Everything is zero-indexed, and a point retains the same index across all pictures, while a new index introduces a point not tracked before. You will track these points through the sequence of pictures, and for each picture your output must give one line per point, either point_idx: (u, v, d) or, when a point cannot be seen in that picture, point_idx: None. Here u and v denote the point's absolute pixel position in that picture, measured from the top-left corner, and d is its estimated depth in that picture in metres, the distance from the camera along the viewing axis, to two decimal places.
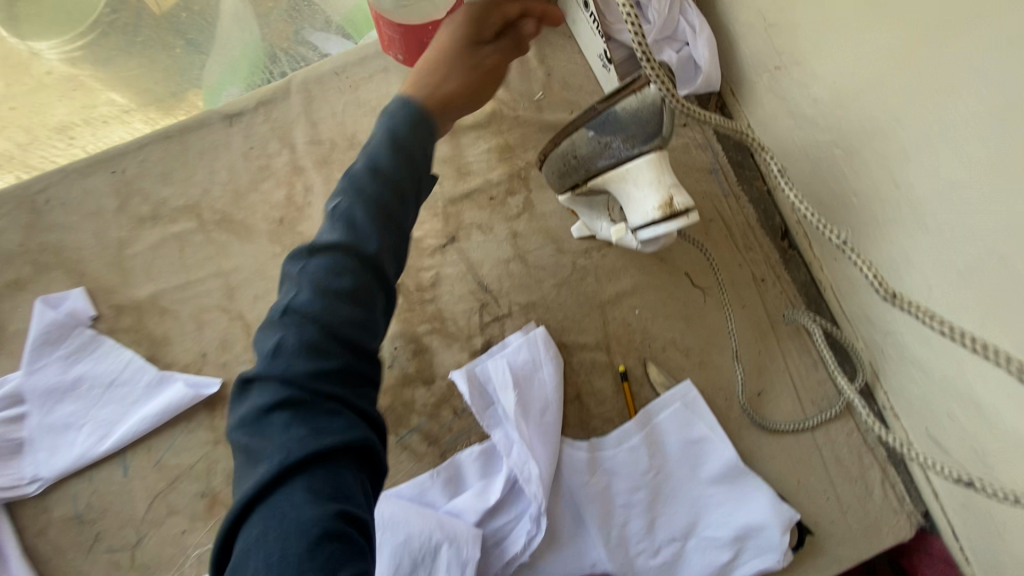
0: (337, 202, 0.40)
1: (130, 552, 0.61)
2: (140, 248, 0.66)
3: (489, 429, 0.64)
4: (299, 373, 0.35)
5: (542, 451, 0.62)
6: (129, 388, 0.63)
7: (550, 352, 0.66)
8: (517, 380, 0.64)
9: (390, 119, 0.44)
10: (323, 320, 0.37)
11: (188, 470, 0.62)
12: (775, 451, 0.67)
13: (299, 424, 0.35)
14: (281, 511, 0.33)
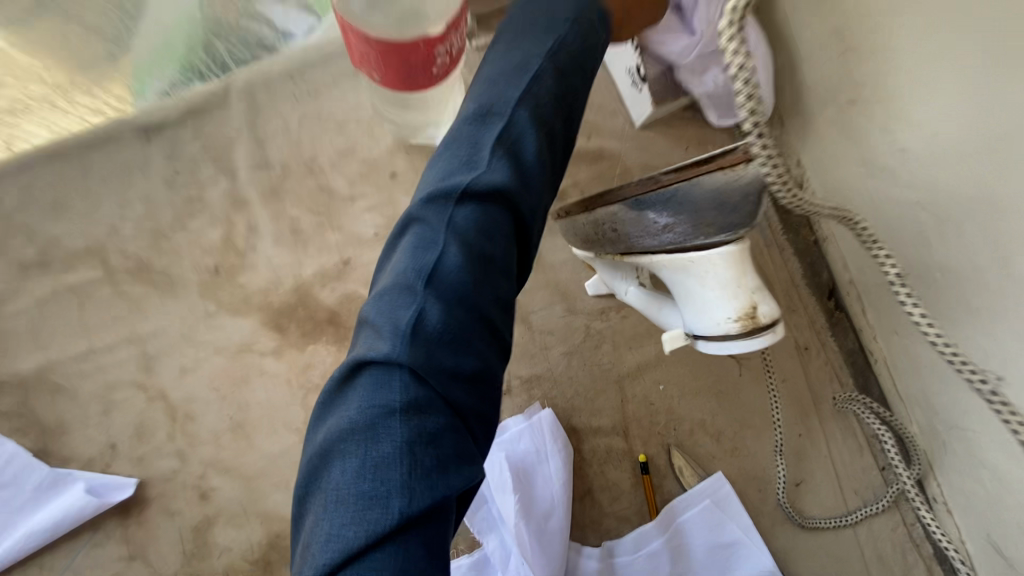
0: (501, 141, 0.35)
1: None
2: (26, 304, 0.51)
3: (482, 536, 0.52)
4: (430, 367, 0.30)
5: (546, 567, 0.50)
6: (14, 489, 0.48)
7: (558, 439, 0.54)
8: (518, 478, 0.52)
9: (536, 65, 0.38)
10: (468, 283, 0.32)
11: None
12: (812, 551, 0.57)
13: (422, 448, 0.28)
14: (386, 554, 0.26)
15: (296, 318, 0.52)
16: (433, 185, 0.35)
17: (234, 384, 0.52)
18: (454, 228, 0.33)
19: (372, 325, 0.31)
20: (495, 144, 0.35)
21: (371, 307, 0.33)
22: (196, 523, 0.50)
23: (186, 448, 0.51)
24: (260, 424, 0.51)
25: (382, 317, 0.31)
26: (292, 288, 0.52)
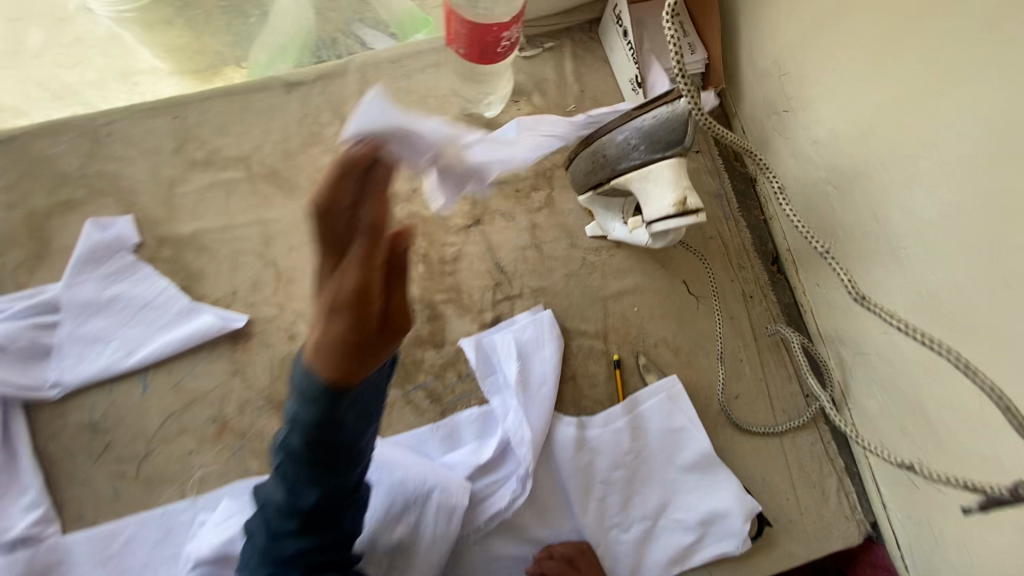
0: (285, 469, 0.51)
1: (138, 464, 0.65)
2: (189, 189, 0.71)
3: (488, 396, 0.69)
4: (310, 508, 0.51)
5: (536, 420, 0.68)
6: (161, 312, 0.67)
7: (553, 334, 0.71)
8: (521, 354, 0.70)
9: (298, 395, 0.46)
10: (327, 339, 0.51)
11: (203, 397, 0.67)
12: (746, 450, 0.72)
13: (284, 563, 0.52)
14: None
15: None
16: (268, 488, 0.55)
17: None
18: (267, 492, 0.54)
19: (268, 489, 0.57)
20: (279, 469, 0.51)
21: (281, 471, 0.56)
22: (282, 354, 0.68)
23: (284, 301, 0.70)
24: None
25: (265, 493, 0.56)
26: None
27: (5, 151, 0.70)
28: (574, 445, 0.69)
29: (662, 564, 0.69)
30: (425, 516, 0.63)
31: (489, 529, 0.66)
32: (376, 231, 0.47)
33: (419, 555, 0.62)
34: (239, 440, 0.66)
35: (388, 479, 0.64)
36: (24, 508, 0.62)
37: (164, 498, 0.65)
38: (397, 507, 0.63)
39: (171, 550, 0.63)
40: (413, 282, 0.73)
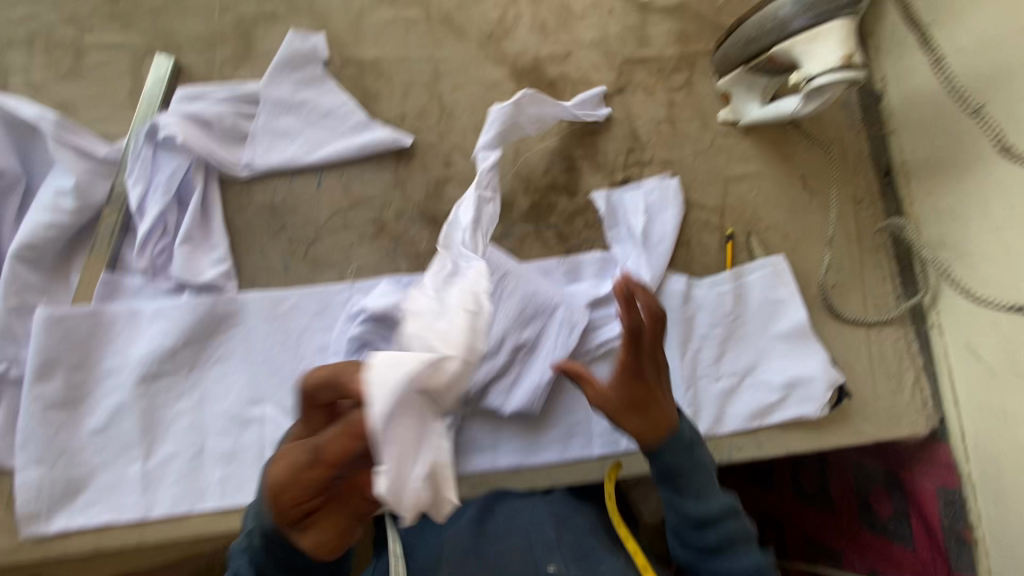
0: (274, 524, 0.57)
1: (306, 246, 0.75)
2: (375, 20, 0.80)
3: (611, 243, 0.76)
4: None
5: (654, 268, 0.75)
6: (340, 121, 0.76)
7: (677, 200, 0.78)
8: (648, 210, 0.76)
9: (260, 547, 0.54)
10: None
11: (367, 201, 0.76)
12: (834, 333, 0.78)
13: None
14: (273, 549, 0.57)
15: (530, 78, 0.80)
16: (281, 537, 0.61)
17: (483, 104, 0.79)
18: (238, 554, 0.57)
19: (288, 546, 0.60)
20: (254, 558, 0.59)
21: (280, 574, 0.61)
22: (436, 177, 0.77)
23: (444, 130, 0.78)
24: None
25: None
26: (532, 58, 0.81)
27: None
28: (682, 298, 0.76)
29: (743, 415, 0.76)
30: (548, 327, 0.71)
31: (597, 355, 0.74)
32: (321, 461, 0.44)
33: (539, 358, 0.71)
34: (393, 243, 0.76)
35: (519, 291, 0.71)
36: (213, 262, 0.72)
37: (325, 279, 0.75)
38: (524, 316, 0.70)
39: (327, 321, 0.73)
40: (556, 134, 0.79)
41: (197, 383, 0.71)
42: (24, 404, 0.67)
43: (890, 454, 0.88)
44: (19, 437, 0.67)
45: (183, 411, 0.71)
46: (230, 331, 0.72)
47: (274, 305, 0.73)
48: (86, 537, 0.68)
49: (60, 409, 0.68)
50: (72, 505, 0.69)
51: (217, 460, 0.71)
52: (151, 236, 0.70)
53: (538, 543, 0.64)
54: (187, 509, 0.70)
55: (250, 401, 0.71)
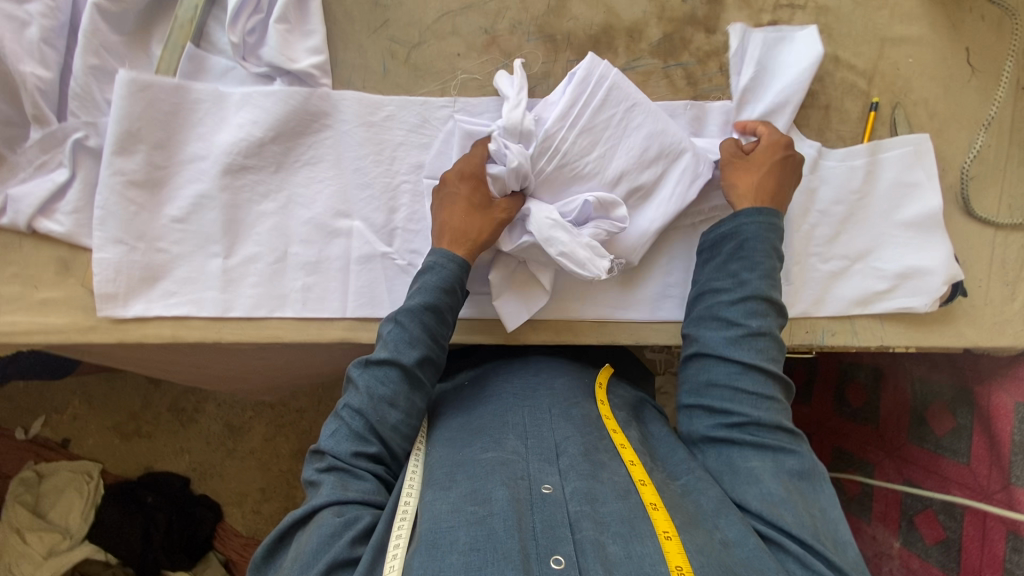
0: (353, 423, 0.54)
1: (409, 49, 0.68)
2: None
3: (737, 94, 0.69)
4: (416, 397, 0.57)
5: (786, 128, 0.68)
6: None
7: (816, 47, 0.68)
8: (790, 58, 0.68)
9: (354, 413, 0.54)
10: (418, 327, 0.58)
11: (480, 6, 0.68)
12: (957, 229, 0.73)
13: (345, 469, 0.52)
14: (367, 440, 0.53)
15: None
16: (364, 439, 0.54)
17: None
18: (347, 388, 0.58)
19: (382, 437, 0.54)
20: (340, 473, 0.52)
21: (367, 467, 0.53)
22: None
23: None
24: None
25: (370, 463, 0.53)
26: None
27: None
28: (809, 166, 0.70)
29: (846, 301, 0.71)
30: (669, 171, 0.65)
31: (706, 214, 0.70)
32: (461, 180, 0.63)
33: (652, 206, 0.65)
34: (503, 60, 0.68)
35: (649, 120, 0.64)
36: (306, 50, 0.65)
37: (424, 90, 0.68)
38: (648, 153, 0.64)
39: (425, 138, 0.67)
40: None
41: (283, 184, 0.67)
42: (103, 177, 0.63)
43: (965, 366, 0.89)
44: (97, 212, 0.64)
45: (268, 213, 0.67)
46: (322, 133, 0.67)
47: (371, 111, 0.67)
48: (164, 327, 0.66)
49: (141, 189, 0.64)
50: (148, 294, 0.66)
51: (300, 268, 0.67)
52: (244, 8, 0.62)
53: (535, 447, 0.54)
54: (267, 313, 0.67)
55: (337, 212, 0.67)
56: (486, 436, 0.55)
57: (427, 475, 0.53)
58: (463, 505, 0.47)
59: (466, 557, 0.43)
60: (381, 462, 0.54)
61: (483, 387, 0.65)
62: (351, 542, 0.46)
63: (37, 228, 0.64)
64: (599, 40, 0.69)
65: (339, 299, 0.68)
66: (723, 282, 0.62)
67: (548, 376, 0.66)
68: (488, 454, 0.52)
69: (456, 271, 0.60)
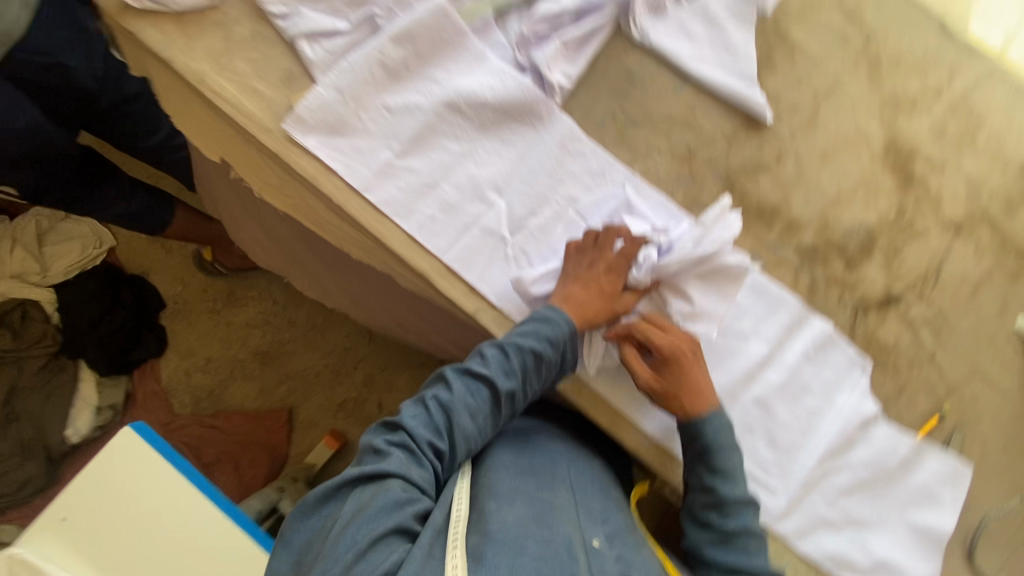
0: (431, 419, 0.66)
1: (628, 121, 0.80)
2: (822, 17, 0.84)
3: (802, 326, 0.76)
4: (489, 418, 0.69)
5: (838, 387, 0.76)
6: (734, 62, 0.81)
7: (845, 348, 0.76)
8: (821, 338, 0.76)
9: (435, 410, 0.66)
10: (518, 365, 0.68)
11: (696, 130, 0.80)
12: (950, 564, 0.74)
13: (410, 457, 0.63)
14: (433, 443, 0.65)
15: (896, 159, 0.81)
16: (435, 436, 0.65)
17: (843, 144, 0.81)
18: (436, 381, 0.69)
19: (445, 444, 0.66)
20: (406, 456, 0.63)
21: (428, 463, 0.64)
22: (762, 160, 0.80)
23: (798, 136, 0.81)
24: (835, 170, 0.81)
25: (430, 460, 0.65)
26: (911, 145, 0.82)
27: None
28: (863, 421, 0.75)
29: (824, 552, 0.72)
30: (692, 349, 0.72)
31: (756, 389, 0.75)
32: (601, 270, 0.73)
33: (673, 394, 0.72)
34: (687, 175, 0.79)
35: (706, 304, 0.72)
36: (562, 72, 0.78)
37: (617, 153, 0.79)
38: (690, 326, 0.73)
39: (593, 185, 0.78)
40: (879, 214, 0.80)
41: (474, 141, 0.78)
42: (368, 48, 0.75)
43: None
44: (343, 64, 0.75)
45: (448, 151, 0.78)
46: (527, 129, 0.78)
47: (571, 140, 0.78)
48: (313, 166, 0.76)
49: (382, 71, 0.76)
50: (324, 138, 0.76)
51: (438, 202, 0.77)
52: (545, 20, 0.78)
53: (581, 506, 0.66)
54: (390, 215, 0.76)
55: (494, 186, 0.78)
56: (540, 479, 0.67)
57: (486, 488, 0.64)
58: (527, 525, 0.59)
59: (535, 564, 0.55)
60: (439, 459, 0.66)
61: (530, 438, 0.74)
62: (413, 515, 0.59)
63: (293, 42, 0.76)
64: (765, 213, 0.79)
65: (446, 244, 0.76)
66: (698, 526, 0.71)
67: (588, 455, 0.77)
68: (545, 495, 0.64)
69: (572, 336, 0.71)
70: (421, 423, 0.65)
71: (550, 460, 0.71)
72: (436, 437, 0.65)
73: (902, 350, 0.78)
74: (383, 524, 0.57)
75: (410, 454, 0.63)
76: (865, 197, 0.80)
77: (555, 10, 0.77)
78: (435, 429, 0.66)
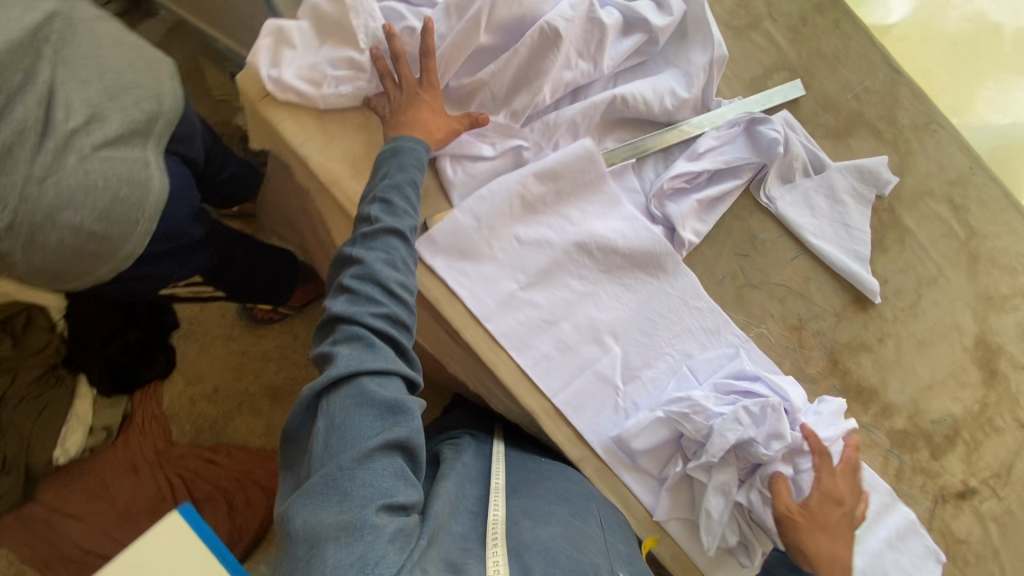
0: (360, 294, 0.60)
1: (746, 283, 0.81)
2: (932, 206, 0.87)
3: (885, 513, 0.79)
4: (406, 255, 0.64)
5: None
6: (850, 240, 0.84)
7: (920, 535, 0.79)
8: (902, 526, 0.79)
9: (362, 288, 0.60)
10: (404, 201, 0.66)
11: (808, 301, 0.82)
12: None
13: (361, 347, 0.57)
14: (375, 316, 0.59)
15: (984, 354, 0.85)
16: (372, 311, 0.59)
17: (938, 334, 0.85)
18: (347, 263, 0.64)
19: (392, 335, 0.60)
20: (351, 350, 0.57)
21: (393, 376, 0.57)
22: (863, 339, 0.83)
23: (899, 319, 0.84)
24: (928, 356, 0.84)
25: (391, 382, 0.57)
26: (999, 341, 0.86)
27: (890, 75, 0.89)
28: None
29: None
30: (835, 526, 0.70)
31: None
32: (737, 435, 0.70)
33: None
34: (795, 343, 0.81)
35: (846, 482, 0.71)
36: (692, 230, 0.79)
37: (731, 314, 0.81)
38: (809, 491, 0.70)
39: (707, 342, 0.79)
40: (964, 405, 0.83)
41: (598, 282, 0.78)
42: (512, 180, 0.75)
43: None
44: (483, 193, 0.75)
45: (572, 289, 0.77)
46: (650, 279, 0.79)
47: (692, 295, 0.79)
48: (437, 287, 0.74)
49: (522, 205, 0.76)
50: (453, 261, 0.74)
51: (555, 340, 0.76)
52: (685, 175, 0.78)
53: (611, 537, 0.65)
54: (507, 347, 0.75)
55: (612, 332, 0.77)
56: (575, 506, 0.65)
57: (521, 505, 0.63)
58: (568, 541, 0.59)
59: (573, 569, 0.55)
60: (390, 317, 0.60)
61: (556, 468, 0.74)
62: (397, 422, 0.54)
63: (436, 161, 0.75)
64: (862, 392, 0.82)
65: (558, 385, 0.75)
66: None
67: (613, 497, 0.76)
68: (579, 518, 0.64)
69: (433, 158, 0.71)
70: (349, 307, 0.59)
71: (583, 492, 0.70)
72: (365, 301, 0.60)
73: (973, 543, 0.81)
74: (370, 436, 0.52)
75: (358, 343, 0.58)
76: (952, 388, 0.84)
77: (695, 169, 0.78)
78: (366, 288, 0.60)
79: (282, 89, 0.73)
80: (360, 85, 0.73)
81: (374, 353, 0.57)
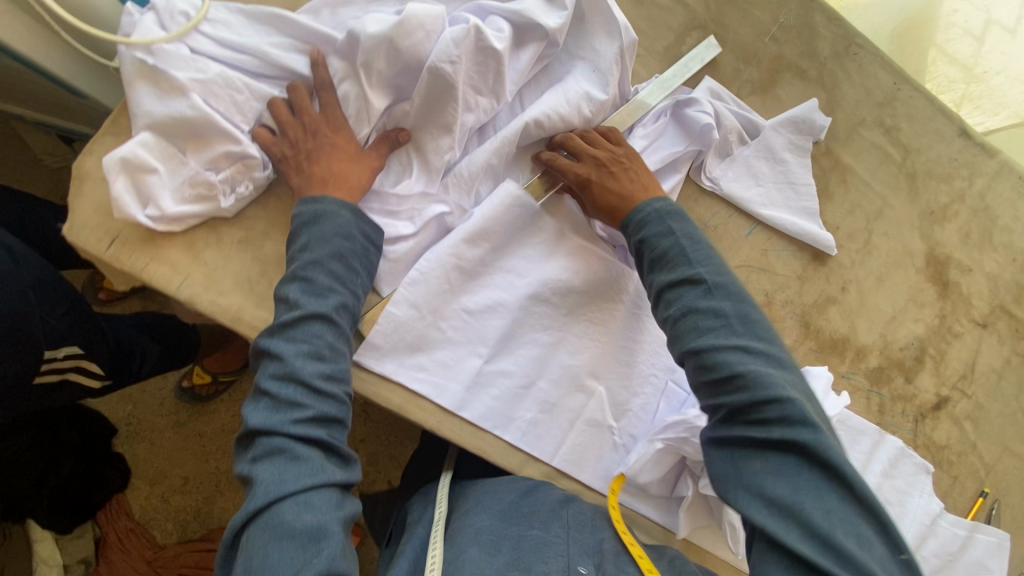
0: (277, 392, 0.51)
1: None
2: (865, 135, 0.84)
3: (880, 446, 0.82)
4: (333, 339, 0.54)
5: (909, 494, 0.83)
6: (799, 197, 0.80)
7: (910, 456, 0.83)
8: (895, 454, 0.82)
9: (282, 393, 0.51)
10: (328, 278, 0.56)
11: (771, 273, 0.80)
12: None
13: (283, 464, 0.48)
14: (291, 417, 0.50)
15: (936, 269, 0.87)
16: (292, 416, 0.50)
17: (893, 263, 0.85)
18: (263, 356, 0.54)
19: (323, 439, 0.51)
20: (272, 469, 0.48)
21: (325, 488, 0.49)
22: (829, 292, 0.82)
23: (855, 261, 0.84)
24: (888, 288, 0.85)
25: (324, 491, 0.49)
26: (946, 252, 0.88)
27: (801, 4, 0.82)
28: (931, 516, 0.83)
29: None
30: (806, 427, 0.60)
31: None
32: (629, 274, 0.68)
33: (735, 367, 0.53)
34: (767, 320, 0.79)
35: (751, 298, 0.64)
36: None
37: None
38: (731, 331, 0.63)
39: None
40: (926, 324, 0.86)
41: (561, 325, 0.72)
42: (442, 251, 0.66)
43: None
44: (414, 275, 0.65)
45: (539, 343, 0.71)
46: (613, 304, 0.73)
47: None
48: (396, 394, 0.65)
49: (460, 274, 0.67)
50: (403, 359, 0.66)
51: (536, 403, 0.71)
52: None
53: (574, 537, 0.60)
54: (490, 427, 0.69)
55: (591, 372, 0.73)
56: (540, 512, 0.62)
57: (471, 531, 0.60)
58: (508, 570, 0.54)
59: None
60: (318, 420, 0.51)
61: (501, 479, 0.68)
62: (328, 543, 0.46)
63: None
64: (838, 344, 0.82)
65: (552, 446, 0.71)
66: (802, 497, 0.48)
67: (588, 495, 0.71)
68: (536, 532, 0.59)
69: (352, 215, 0.59)
70: (268, 419, 0.50)
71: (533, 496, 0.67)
72: (287, 403, 0.50)
73: (952, 445, 0.87)
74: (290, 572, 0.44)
75: (278, 458, 0.48)
76: (914, 311, 0.86)
77: None
78: (285, 393, 0.51)
79: (172, 222, 0.59)
80: (258, 178, 0.61)
81: (298, 465, 0.48)
